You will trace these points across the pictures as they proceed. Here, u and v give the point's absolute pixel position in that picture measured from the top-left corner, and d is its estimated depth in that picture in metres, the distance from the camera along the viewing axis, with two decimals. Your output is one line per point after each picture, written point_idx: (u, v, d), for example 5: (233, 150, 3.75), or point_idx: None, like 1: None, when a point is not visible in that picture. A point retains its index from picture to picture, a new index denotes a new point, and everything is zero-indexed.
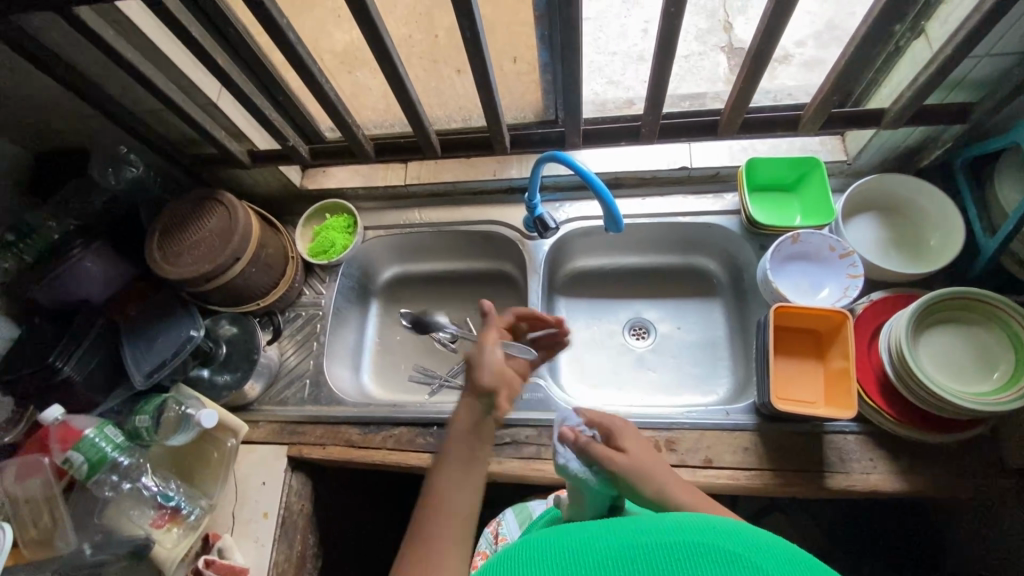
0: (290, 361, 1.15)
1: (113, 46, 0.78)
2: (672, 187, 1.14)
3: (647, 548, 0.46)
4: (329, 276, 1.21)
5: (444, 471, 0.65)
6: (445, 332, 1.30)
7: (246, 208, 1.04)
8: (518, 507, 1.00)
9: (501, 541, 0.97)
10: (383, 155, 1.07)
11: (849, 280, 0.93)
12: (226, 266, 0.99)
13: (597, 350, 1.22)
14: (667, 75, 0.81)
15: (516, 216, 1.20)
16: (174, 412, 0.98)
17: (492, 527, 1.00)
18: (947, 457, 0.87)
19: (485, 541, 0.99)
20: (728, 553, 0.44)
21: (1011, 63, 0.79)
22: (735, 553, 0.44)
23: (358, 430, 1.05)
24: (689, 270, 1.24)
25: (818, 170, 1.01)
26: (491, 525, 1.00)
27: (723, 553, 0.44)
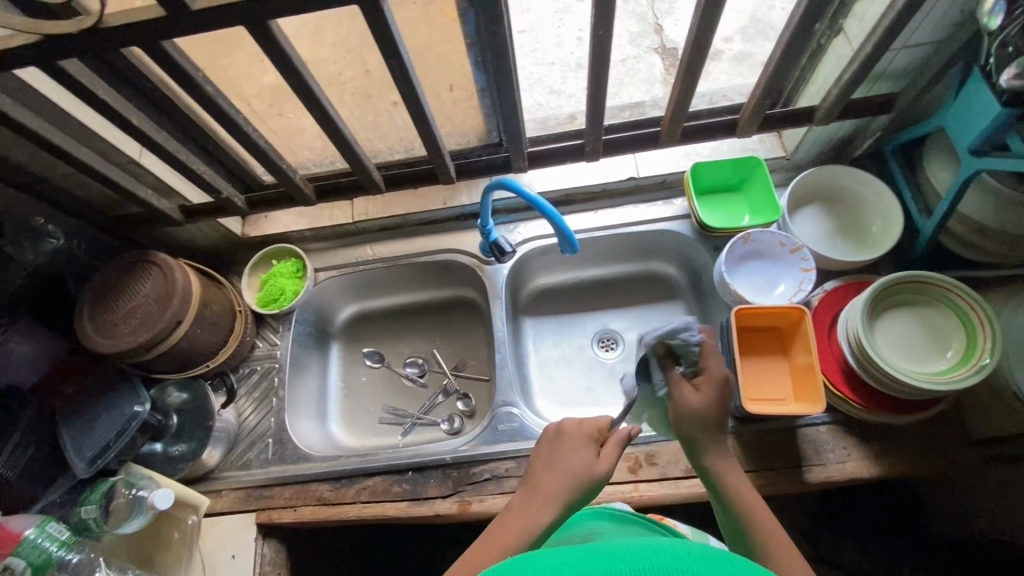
0: (249, 421, 1.09)
1: (10, 115, 0.71)
2: (623, 198, 1.14)
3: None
4: (282, 325, 1.16)
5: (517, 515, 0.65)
6: (412, 368, 1.26)
7: (184, 266, 0.98)
8: None
9: None
10: (325, 197, 1.03)
11: (803, 274, 0.95)
12: (168, 331, 0.93)
13: (568, 367, 1.21)
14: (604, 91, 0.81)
15: (471, 242, 1.18)
16: (124, 496, 0.91)
17: None
18: (913, 436, 0.89)
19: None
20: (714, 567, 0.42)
21: (927, 53, 0.82)
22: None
23: (330, 486, 0.99)
24: (650, 277, 1.25)
25: (760, 168, 1.02)
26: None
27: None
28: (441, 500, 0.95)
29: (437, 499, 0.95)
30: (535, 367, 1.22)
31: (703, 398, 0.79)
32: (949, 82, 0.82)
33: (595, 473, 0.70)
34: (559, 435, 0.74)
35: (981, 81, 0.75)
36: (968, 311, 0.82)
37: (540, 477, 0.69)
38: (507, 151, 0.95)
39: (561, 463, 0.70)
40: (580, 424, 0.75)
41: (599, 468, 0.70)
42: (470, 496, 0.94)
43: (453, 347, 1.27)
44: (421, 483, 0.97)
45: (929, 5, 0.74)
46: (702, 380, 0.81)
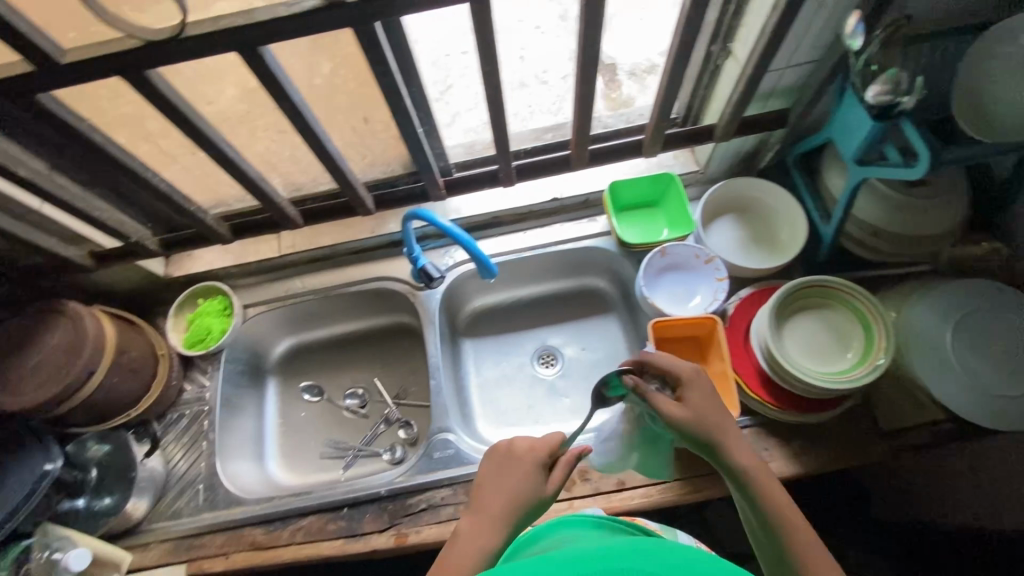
0: (179, 467, 1.05)
1: None
2: (549, 218, 1.17)
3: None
4: (211, 365, 1.13)
5: (461, 542, 0.60)
6: (353, 399, 1.24)
7: (96, 312, 0.95)
8: None
9: None
10: (244, 234, 1.02)
11: (716, 283, 0.99)
12: (78, 384, 0.89)
13: (509, 387, 1.22)
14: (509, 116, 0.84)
15: (403, 268, 1.18)
16: (39, 559, 0.87)
17: None
18: (828, 433, 0.94)
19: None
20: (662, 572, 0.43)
21: (807, 72, 0.87)
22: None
23: (264, 530, 0.97)
24: (584, 292, 1.27)
25: (674, 183, 1.07)
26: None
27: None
28: (377, 535, 0.94)
29: (373, 534, 0.94)
30: (476, 389, 1.22)
31: (682, 409, 0.69)
32: (831, 97, 0.86)
33: (540, 494, 0.65)
34: (507, 456, 0.66)
35: (852, 97, 0.79)
36: (864, 311, 0.87)
37: (489, 502, 0.63)
38: (422, 180, 0.97)
39: (510, 486, 0.64)
40: (532, 445, 0.67)
41: (542, 490, 0.65)
42: (407, 528, 0.93)
43: (394, 375, 1.26)
44: (357, 518, 0.96)
45: (800, 29, 0.78)
46: (683, 389, 0.71)
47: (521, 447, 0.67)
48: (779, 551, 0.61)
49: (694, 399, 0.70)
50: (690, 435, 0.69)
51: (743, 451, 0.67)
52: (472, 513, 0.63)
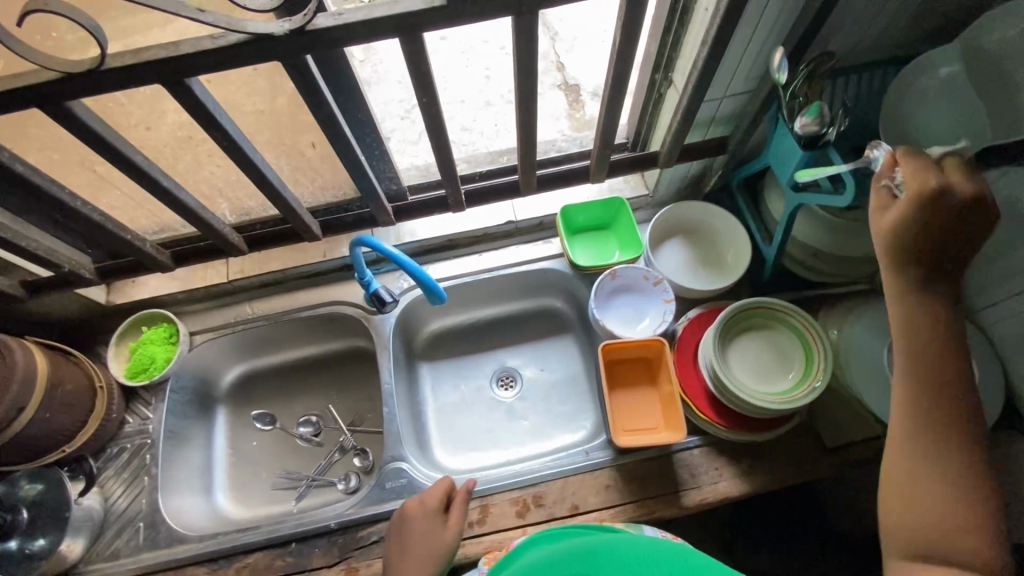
0: (118, 504, 1.01)
1: None
2: (504, 240, 1.17)
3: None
4: (155, 396, 1.09)
5: None
6: (306, 426, 1.21)
7: (28, 344, 0.91)
8: None
9: None
10: (188, 260, 0.99)
11: (663, 305, 1.01)
12: (7, 421, 0.85)
13: (467, 410, 1.21)
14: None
15: (358, 292, 1.16)
16: None
17: None
18: (776, 451, 0.95)
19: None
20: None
21: (744, 101, 0.91)
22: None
23: (207, 569, 0.93)
24: (542, 314, 1.28)
25: (624, 207, 1.09)
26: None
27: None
28: (326, 570, 0.91)
29: (322, 570, 0.91)
30: (434, 413, 1.21)
31: (899, 210, 0.62)
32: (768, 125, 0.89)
33: (446, 541, 0.83)
34: (401, 522, 0.87)
35: (783, 127, 0.82)
36: (803, 330, 0.90)
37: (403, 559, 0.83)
38: (371, 206, 0.96)
39: (420, 546, 0.83)
40: (421, 501, 0.88)
41: (441, 541, 0.83)
42: (357, 562, 0.91)
43: (350, 400, 1.24)
44: (305, 553, 0.93)
45: (733, 62, 0.82)
46: (915, 191, 0.61)
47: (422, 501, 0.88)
48: (919, 420, 0.62)
49: (947, 215, 0.60)
50: (894, 253, 0.64)
51: (932, 310, 0.63)
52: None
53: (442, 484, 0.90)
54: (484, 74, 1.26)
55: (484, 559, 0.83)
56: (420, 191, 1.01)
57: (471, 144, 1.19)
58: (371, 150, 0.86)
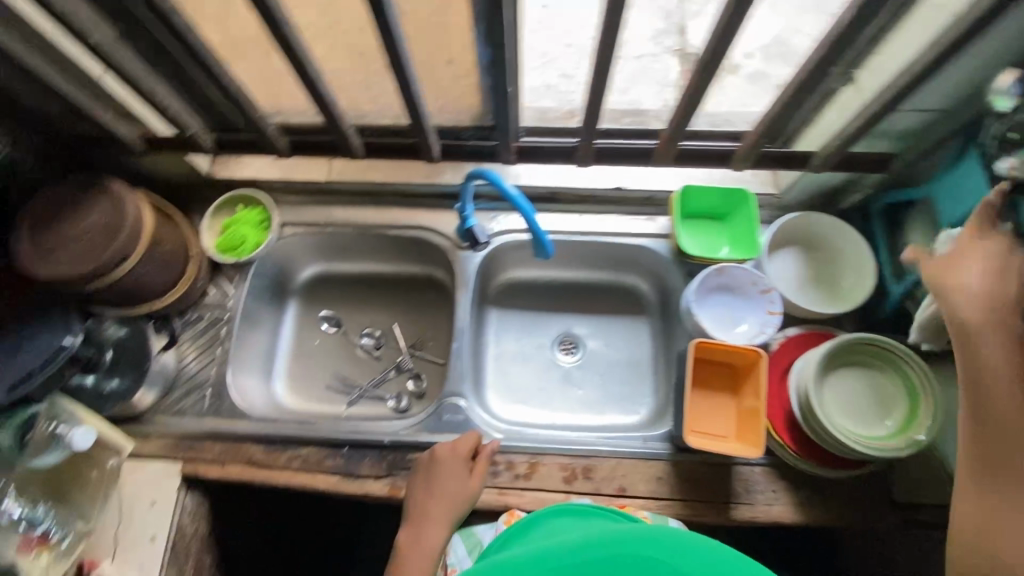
0: (190, 367, 1.05)
1: None
2: (608, 207, 1.12)
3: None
4: (239, 275, 1.11)
5: (414, 554, 0.79)
6: (368, 339, 1.23)
7: (138, 199, 0.92)
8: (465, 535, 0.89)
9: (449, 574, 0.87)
10: (299, 150, 0.98)
11: (768, 315, 0.95)
12: (110, 267, 0.87)
13: (524, 364, 1.21)
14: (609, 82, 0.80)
15: (448, 223, 1.14)
16: (44, 429, 0.86)
17: None
18: (841, 491, 0.92)
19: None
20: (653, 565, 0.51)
21: (930, 120, 0.81)
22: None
23: (263, 449, 0.97)
24: (622, 290, 1.23)
25: (747, 202, 1.02)
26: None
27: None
28: (372, 481, 0.94)
29: (369, 479, 0.95)
30: (492, 359, 1.21)
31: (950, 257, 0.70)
32: (948, 156, 0.80)
33: (469, 490, 0.85)
34: (428, 462, 0.88)
35: (974, 163, 0.74)
36: (915, 384, 0.83)
37: (428, 498, 0.84)
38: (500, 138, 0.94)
39: (446, 487, 0.85)
40: (452, 448, 0.88)
41: (465, 489, 0.85)
42: (403, 481, 0.94)
43: (414, 325, 1.25)
44: (355, 460, 0.96)
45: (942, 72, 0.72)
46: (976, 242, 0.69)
47: (449, 446, 0.89)
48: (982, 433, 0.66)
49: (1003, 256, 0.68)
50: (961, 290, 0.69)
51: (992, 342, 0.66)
52: (415, 517, 0.83)
53: (471, 434, 0.91)
54: None
55: (503, 517, 0.89)
56: (544, 135, 0.96)
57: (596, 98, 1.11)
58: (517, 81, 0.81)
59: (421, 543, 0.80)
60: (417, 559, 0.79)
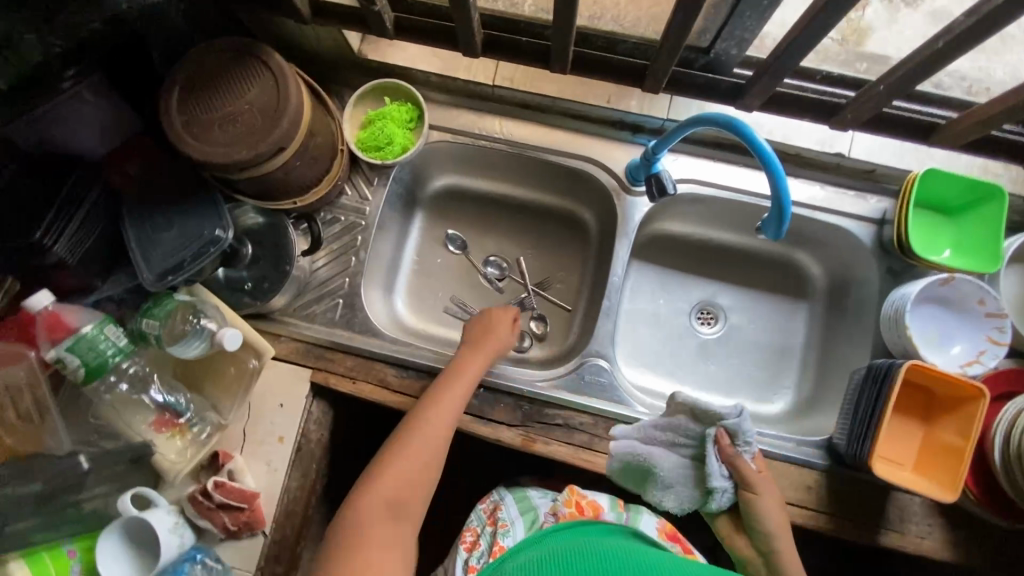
0: (321, 272, 0.98)
1: None
2: (814, 173, 0.95)
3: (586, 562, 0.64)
4: (378, 178, 1.00)
5: (452, 389, 0.84)
6: (493, 268, 1.15)
7: (298, 78, 0.78)
8: (520, 494, 0.89)
9: (500, 527, 0.85)
10: (491, 52, 0.78)
11: (990, 343, 0.82)
12: (269, 157, 0.76)
13: (658, 327, 1.11)
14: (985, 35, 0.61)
15: (616, 158, 0.98)
16: (185, 324, 0.79)
17: (488, 507, 0.89)
18: (1006, 540, 0.84)
19: (477, 518, 0.89)
20: None
21: None
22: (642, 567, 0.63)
23: (394, 372, 0.93)
24: (782, 266, 1.10)
25: (997, 202, 0.85)
26: (485, 504, 0.90)
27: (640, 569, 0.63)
28: (506, 428, 0.90)
29: (502, 425, 0.90)
30: (625, 314, 1.11)
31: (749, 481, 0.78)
32: None
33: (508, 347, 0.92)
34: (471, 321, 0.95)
35: None
36: None
37: (470, 347, 0.90)
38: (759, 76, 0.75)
39: (492, 340, 0.90)
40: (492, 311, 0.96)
41: (504, 340, 0.92)
42: (537, 434, 0.89)
43: (544, 262, 1.14)
44: (489, 403, 0.91)
45: None
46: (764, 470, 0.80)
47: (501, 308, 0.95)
48: None
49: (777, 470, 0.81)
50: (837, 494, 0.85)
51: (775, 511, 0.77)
52: (459, 356, 0.89)
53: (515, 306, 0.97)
54: None
55: (564, 495, 0.86)
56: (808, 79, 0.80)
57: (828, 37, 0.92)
58: (834, 17, 0.61)
59: (460, 379, 0.85)
60: (460, 386, 0.85)
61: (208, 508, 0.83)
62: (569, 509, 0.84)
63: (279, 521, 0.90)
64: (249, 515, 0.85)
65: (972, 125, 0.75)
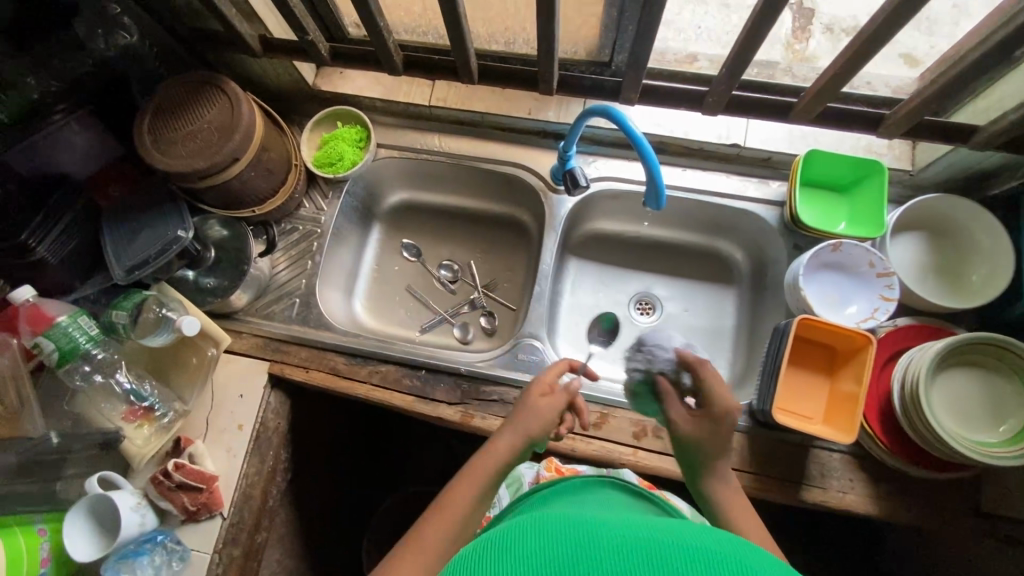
0: (281, 275, 1.09)
1: None
2: (719, 164, 1.05)
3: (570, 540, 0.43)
4: (333, 191, 1.13)
5: (452, 505, 0.65)
6: (446, 271, 1.24)
7: (251, 101, 0.91)
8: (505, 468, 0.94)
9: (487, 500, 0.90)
10: (412, 69, 0.94)
11: (881, 300, 0.90)
12: (224, 166, 0.88)
13: (599, 318, 1.18)
14: (757, 44, 0.71)
15: (543, 162, 1.10)
16: (153, 314, 0.91)
17: None
18: (927, 490, 0.87)
19: None
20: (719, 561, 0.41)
21: None
22: (664, 552, 0.41)
23: (345, 360, 1.02)
24: (710, 255, 1.18)
25: (879, 175, 0.93)
26: None
27: (651, 559, 0.40)
28: (446, 406, 0.97)
29: (442, 404, 0.97)
30: (567, 308, 1.18)
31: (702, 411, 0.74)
32: None
33: (546, 422, 0.73)
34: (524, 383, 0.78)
35: None
36: None
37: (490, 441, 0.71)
38: (622, 76, 0.86)
39: (516, 425, 0.72)
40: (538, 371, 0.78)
41: (542, 421, 0.72)
42: (475, 410, 0.96)
43: (491, 264, 1.24)
44: (430, 384, 0.99)
45: None
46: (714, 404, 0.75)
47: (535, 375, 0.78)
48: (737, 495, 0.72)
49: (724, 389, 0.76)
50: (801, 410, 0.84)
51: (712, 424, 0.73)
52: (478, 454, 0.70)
53: (558, 365, 0.80)
54: None
55: (544, 464, 0.93)
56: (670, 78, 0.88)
57: (700, 45, 1.07)
58: None
59: (466, 483, 0.67)
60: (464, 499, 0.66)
61: (168, 488, 0.89)
62: (550, 475, 0.90)
63: (237, 505, 0.96)
64: (207, 496, 0.91)
65: (812, 101, 0.79)
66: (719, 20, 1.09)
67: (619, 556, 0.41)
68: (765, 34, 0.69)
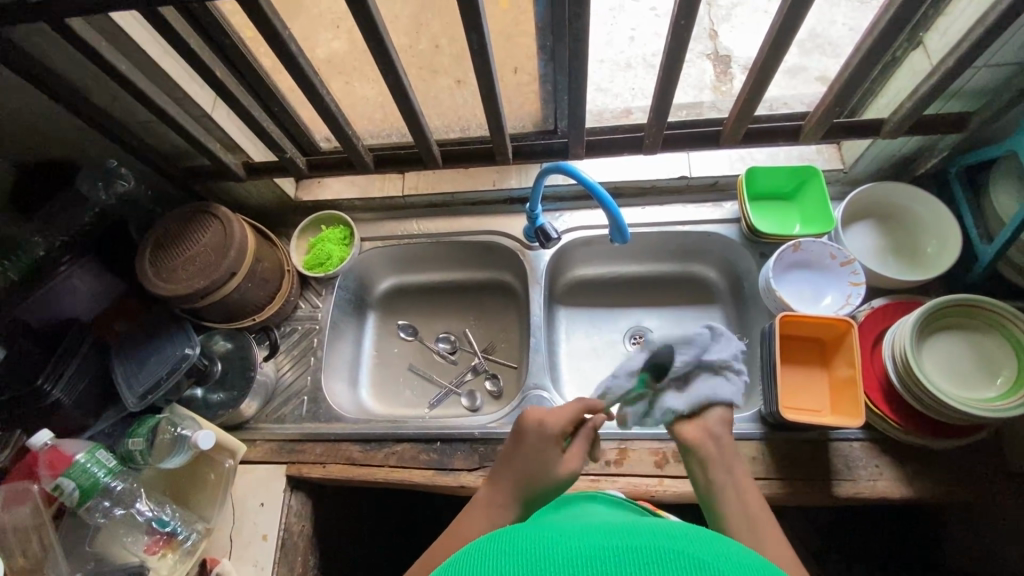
0: (286, 377, 1.12)
1: (116, 66, 0.77)
2: (673, 196, 1.15)
3: (525, 549, 0.40)
4: (325, 288, 1.19)
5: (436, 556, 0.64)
6: (444, 344, 1.28)
7: (242, 221, 1.00)
8: None
9: None
10: (383, 166, 1.05)
11: (852, 287, 0.96)
12: (222, 282, 0.95)
13: (597, 360, 1.20)
14: (672, 84, 0.82)
15: (514, 225, 1.19)
16: (168, 434, 0.94)
17: None
18: (952, 462, 0.88)
19: None
20: (700, 560, 0.38)
21: (1007, 74, 0.80)
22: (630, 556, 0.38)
23: (359, 448, 1.02)
24: (689, 279, 1.23)
25: (816, 178, 1.03)
26: None
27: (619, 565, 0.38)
28: (466, 473, 0.97)
29: (463, 472, 0.97)
30: (565, 355, 1.21)
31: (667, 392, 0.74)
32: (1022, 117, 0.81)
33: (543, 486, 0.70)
34: (536, 427, 0.72)
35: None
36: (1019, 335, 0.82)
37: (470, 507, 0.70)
38: (566, 136, 0.97)
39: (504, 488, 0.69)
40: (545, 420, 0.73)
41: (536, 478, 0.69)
42: None
43: (485, 328, 1.28)
44: (448, 453, 0.99)
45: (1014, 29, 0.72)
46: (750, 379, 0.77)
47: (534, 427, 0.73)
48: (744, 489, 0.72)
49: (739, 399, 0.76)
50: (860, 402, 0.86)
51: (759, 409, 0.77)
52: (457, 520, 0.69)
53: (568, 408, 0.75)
54: (631, 35, 1.30)
55: None
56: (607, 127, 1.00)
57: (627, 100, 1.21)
58: None
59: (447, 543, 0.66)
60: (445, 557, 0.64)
61: None
62: None
63: None
64: None
65: (734, 122, 0.90)
66: (634, 78, 1.25)
67: (584, 566, 0.37)
68: (677, 74, 0.81)
